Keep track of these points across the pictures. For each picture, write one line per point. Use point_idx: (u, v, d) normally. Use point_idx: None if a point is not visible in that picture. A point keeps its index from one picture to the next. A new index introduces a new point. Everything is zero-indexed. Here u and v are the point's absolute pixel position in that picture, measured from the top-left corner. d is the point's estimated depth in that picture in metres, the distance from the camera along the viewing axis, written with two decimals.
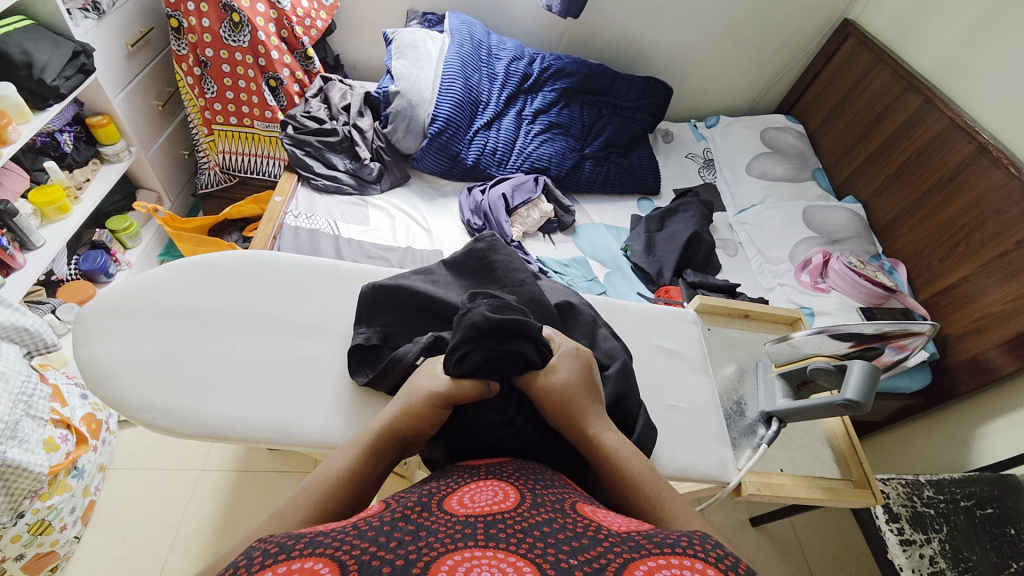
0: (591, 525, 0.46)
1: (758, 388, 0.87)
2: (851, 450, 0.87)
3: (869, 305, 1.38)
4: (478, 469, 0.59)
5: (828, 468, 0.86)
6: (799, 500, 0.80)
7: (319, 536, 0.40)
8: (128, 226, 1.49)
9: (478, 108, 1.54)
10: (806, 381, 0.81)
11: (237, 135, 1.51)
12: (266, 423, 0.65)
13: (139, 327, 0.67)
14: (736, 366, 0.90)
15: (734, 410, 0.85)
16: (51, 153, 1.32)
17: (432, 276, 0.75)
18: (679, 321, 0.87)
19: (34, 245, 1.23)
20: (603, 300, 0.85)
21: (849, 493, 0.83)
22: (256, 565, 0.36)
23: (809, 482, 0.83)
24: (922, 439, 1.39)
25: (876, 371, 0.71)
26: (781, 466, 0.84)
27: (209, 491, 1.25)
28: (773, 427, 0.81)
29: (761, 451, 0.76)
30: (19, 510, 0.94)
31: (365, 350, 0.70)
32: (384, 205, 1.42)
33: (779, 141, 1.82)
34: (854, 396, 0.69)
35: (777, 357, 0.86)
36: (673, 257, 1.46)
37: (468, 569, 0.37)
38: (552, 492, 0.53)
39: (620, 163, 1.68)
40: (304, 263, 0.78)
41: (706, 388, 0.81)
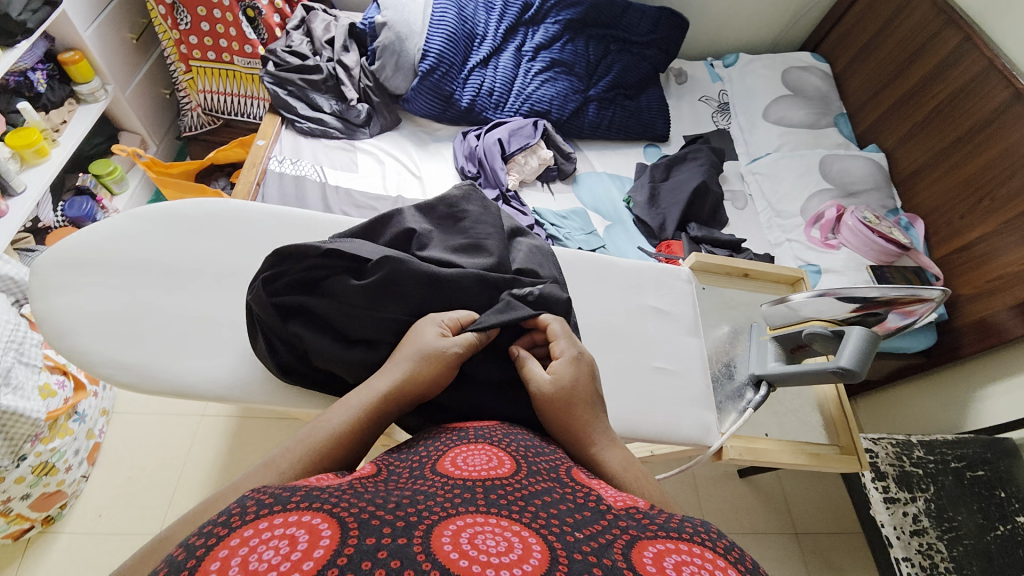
0: (590, 495, 0.45)
1: (751, 351, 0.82)
2: (841, 416, 0.85)
3: (880, 263, 1.31)
4: (466, 432, 0.56)
5: (815, 432, 0.85)
6: (782, 465, 0.80)
7: (315, 491, 0.38)
8: (113, 171, 1.43)
9: (474, 43, 1.42)
10: (800, 346, 0.76)
11: (216, 72, 1.42)
12: (231, 382, 0.62)
13: (100, 280, 0.64)
14: (730, 328, 0.85)
15: (722, 372, 0.81)
16: (25, 93, 1.23)
17: (393, 216, 0.63)
18: (670, 278, 0.78)
19: (15, 191, 1.16)
20: (588, 257, 0.75)
21: (834, 458, 0.81)
22: (249, 515, 0.34)
23: (795, 447, 0.81)
24: (919, 401, 1.38)
25: (876, 338, 0.65)
26: (766, 431, 0.83)
27: (211, 435, 1.29)
28: (762, 391, 0.76)
29: (746, 416, 0.71)
30: (20, 453, 0.95)
31: (298, 284, 0.57)
32: (374, 150, 1.35)
33: (802, 83, 1.67)
34: (848, 364, 0.64)
35: (772, 320, 0.80)
36: (678, 208, 1.40)
37: (471, 535, 0.36)
38: (546, 459, 0.52)
39: (628, 107, 1.57)
40: (264, 213, 0.71)
41: (695, 351, 0.74)
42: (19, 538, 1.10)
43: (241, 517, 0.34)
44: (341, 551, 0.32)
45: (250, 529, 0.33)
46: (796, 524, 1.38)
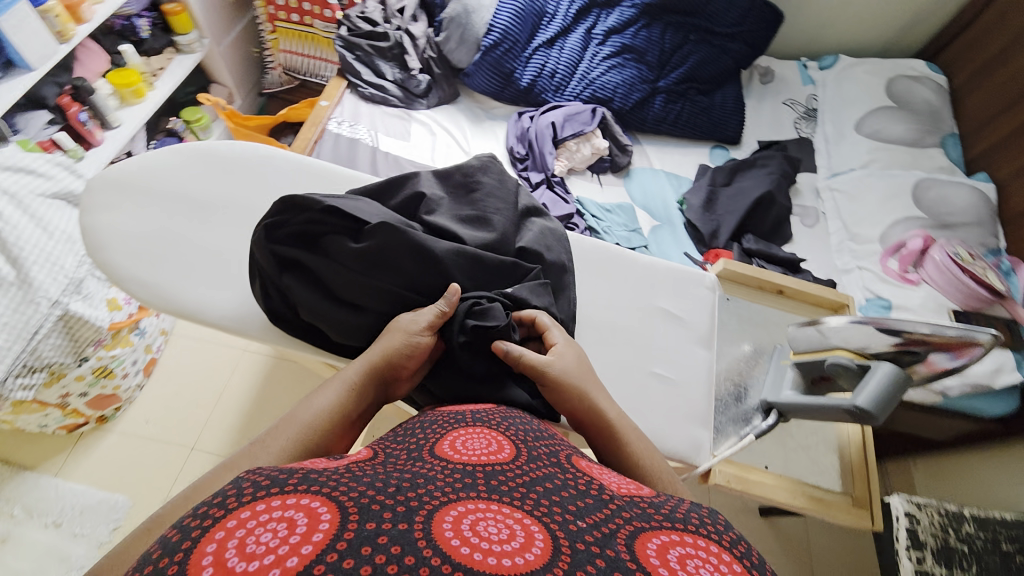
0: (591, 485, 0.44)
1: (767, 375, 0.73)
2: (861, 465, 0.76)
3: (965, 307, 1.13)
4: (462, 415, 0.53)
5: (826, 476, 0.76)
6: (776, 503, 0.73)
7: (313, 473, 0.37)
8: (200, 118, 1.56)
9: (543, 22, 1.39)
10: (824, 377, 0.65)
11: (298, 33, 1.51)
12: (230, 312, 0.63)
13: (136, 204, 0.67)
14: (751, 346, 0.77)
15: (728, 394, 0.72)
16: (129, 37, 1.39)
17: (409, 179, 0.63)
18: (691, 281, 0.72)
19: (111, 125, 1.30)
20: (608, 248, 0.71)
21: (842, 509, 0.73)
22: (246, 497, 0.33)
23: (795, 487, 0.74)
24: (986, 469, 1.19)
25: (904, 381, 0.55)
26: (766, 464, 0.76)
27: (247, 370, 1.39)
28: (770, 420, 0.66)
29: (744, 442, 0.63)
30: (82, 354, 1.07)
31: (300, 234, 0.56)
32: (428, 121, 1.36)
33: (909, 94, 1.47)
34: (867, 403, 0.54)
35: (796, 343, 0.69)
36: (734, 217, 1.30)
37: (473, 523, 0.35)
38: (546, 445, 0.51)
39: (699, 102, 1.47)
40: (294, 163, 0.72)
41: (704, 364, 0.68)
42: (76, 429, 1.25)
43: (236, 500, 0.33)
44: (341, 536, 0.30)
45: (247, 511, 0.32)
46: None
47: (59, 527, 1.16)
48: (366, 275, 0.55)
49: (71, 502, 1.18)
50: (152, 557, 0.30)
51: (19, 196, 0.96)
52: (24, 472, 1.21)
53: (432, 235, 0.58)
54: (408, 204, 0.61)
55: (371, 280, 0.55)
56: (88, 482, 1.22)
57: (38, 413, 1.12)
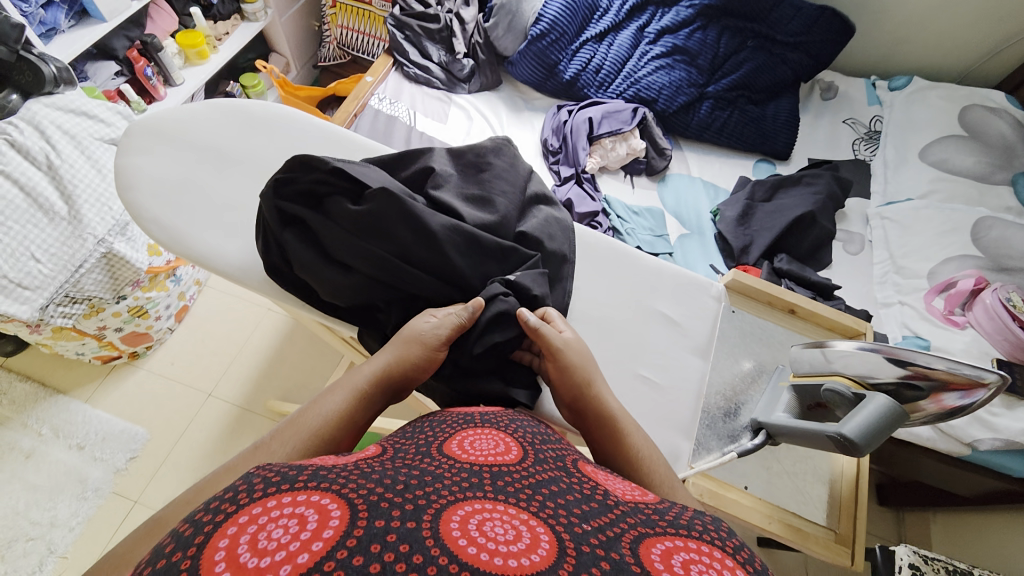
0: (596, 489, 0.45)
1: (764, 395, 0.70)
2: (851, 501, 0.72)
3: (1012, 359, 1.02)
4: (471, 416, 0.55)
5: (812, 508, 0.72)
6: (749, 526, 0.70)
7: (323, 470, 0.38)
8: (256, 85, 1.64)
9: (594, 16, 1.37)
10: (820, 404, 0.63)
11: (356, 10, 1.55)
12: (239, 263, 0.63)
13: (160, 147, 0.67)
14: (753, 364, 0.72)
15: (721, 410, 0.68)
16: (200, 1, 1.46)
17: (423, 154, 0.64)
18: (695, 289, 0.70)
19: (174, 82, 1.39)
20: (614, 244, 0.70)
21: (821, 543, 0.69)
22: (258, 492, 0.34)
23: (771, 511, 0.71)
24: (1012, 536, 1.07)
25: (901, 415, 0.53)
26: (746, 484, 0.73)
27: (270, 328, 1.46)
28: (757, 440, 0.64)
29: (725, 458, 0.61)
30: (121, 293, 1.15)
31: (307, 190, 0.58)
32: (467, 106, 1.37)
33: (983, 125, 1.35)
34: (853, 433, 0.52)
35: (797, 366, 0.67)
36: (770, 234, 1.24)
37: (479, 522, 0.35)
38: (552, 449, 0.51)
39: (749, 112, 1.41)
40: (321, 129, 0.71)
41: (696, 373, 0.66)
42: (110, 361, 1.35)
43: (247, 495, 0.34)
44: (351, 532, 0.31)
45: (259, 507, 0.33)
46: None
47: (81, 450, 1.26)
48: (361, 239, 0.56)
49: (96, 428, 1.28)
50: (167, 548, 0.32)
51: (80, 138, 1.04)
52: (59, 394, 1.31)
53: (435, 210, 0.59)
54: (417, 177, 0.62)
55: (365, 244, 0.56)
56: (114, 412, 1.32)
57: (76, 342, 1.21)
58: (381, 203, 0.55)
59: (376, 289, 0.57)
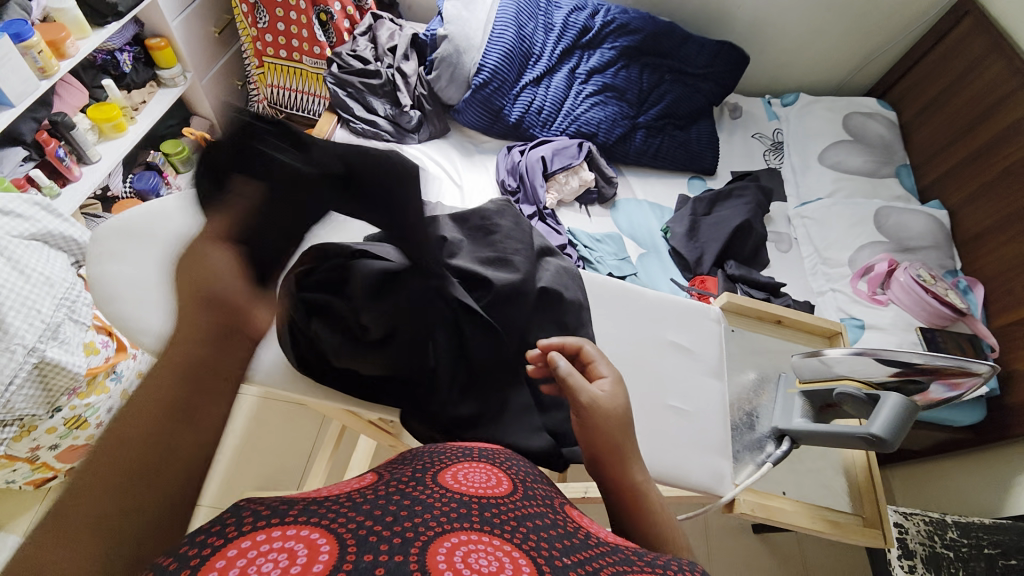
0: (578, 529, 0.44)
1: (775, 404, 0.77)
2: (869, 485, 0.80)
3: (930, 325, 1.23)
4: (470, 451, 0.54)
5: (839, 499, 0.80)
6: (796, 528, 0.76)
7: (313, 506, 0.38)
8: (180, 151, 1.55)
9: (529, 62, 1.45)
10: (830, 405, 0.70)
11: (286, 69, 1.51)
12: (247, 363, 0.64)
13: (133, 253, 0.65)
14: (757, 375, 0.78)
15: (743, 422, 0.74)
16: (111, 72, 1.36)
17: (428, 223, 0.66)
18: (696, 315, 0.78)
19: (90, 159, 1.27)
20: (619, 283, 0.76)
21: (857, 530, 0.77)
22: (246, 525, 0.34)
23: (812, 511, 0.78)
24: (960, 477, 1.24)
25: (915, 408, 0.60)
26: (785, 490, 0.80)
27: (233, 411, 1.34)
28: (784, 446, 0.70)
29: (763, 470, 0.67)
30: (55, 404, 1.01)
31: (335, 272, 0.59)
32: (420, 156, 1.38)
33: (863, 129, 1.61)
34: (882, 432, 0.59)
35: (801, 373, 0.74)
36: (716, 245, 1.37)
37: (465, 555, 0.35)
38: (541, 486, 0.51)
39: (677, 137, 1.56)
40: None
41: (716, 394, 0.73)
42: (44, 485, 1.17)
43: (237, 528, 0.33)
44: (340, 565, 0.31)
45: (249, 540, 0.32)
46: None
47: None
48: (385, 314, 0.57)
49: None
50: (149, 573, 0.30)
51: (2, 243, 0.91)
52: None
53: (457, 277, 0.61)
54: (429, 246, 0.63)
55: (379, 304, 0.56)
56: None
57: (5, 469, 1.04)
58: (394, 268, 0.56)
59: (400, 351, 0.59)
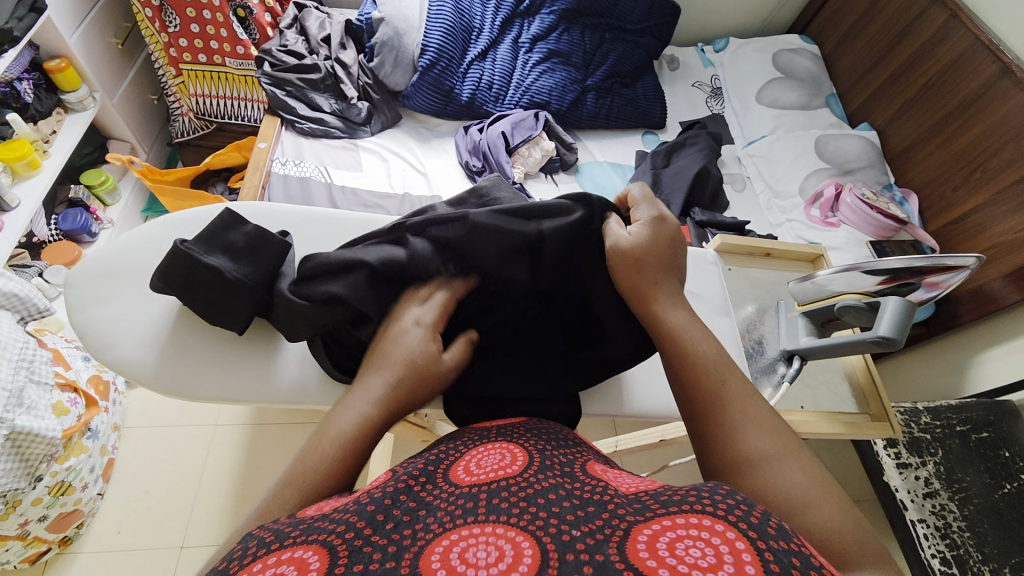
0: (601, 486, 0.39)
1: (779, 327, 0.89)
2: (870, 386, 0.92)
3: (879, 238, 1.36)
4: (488, 431, 0.52)
5: (845, 403, 0.91)
6: (820, 434, 0.87)
7: (319, 521, 0.36)
8: (105, 180, 1.40)
9: (471, 36, 1.42)
10: (832, 319, 0.81)
11: (209, 75, 1.38)
12: (260, 387, 0.64)
13: (128, 292, 0.65)
14: (756, 305, 0.92)
15: (755, 348, 0.88)
16: (11, 105, 1.18)
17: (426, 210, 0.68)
18: (697, 260, 0.82)
19: (8, 206, 1.14)
20: None
21: (867, 426, 0.88)
22: (246, 557, 0.32)
23: (830, 417, 0.88)
24: (919, 367, 1.40)
25: (912, 306, 0.68)
26: (801, 404, 0.89)
27: (227, 443, 1.28)
28: (795, 365, 0.83)
29: (783, 391, 0.78)
30: (36, 474, 0.93)
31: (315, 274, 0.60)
32: (376, 148, 1.34)
33: (792, 64, 1.70)
34: (888, 333, 0.68)
35: (800, 296, 0.85)
36: (680, 195, 1.41)
37: (462, 551, 0.32)
38: (564, 450, 0.47)
39: (625, 94, 1.58)
40: (313, 216, 0.76)
41: (729, 329, 0.78)
42: (37, 560, 1.08)
43: (240, 559, 0.32)
44: None
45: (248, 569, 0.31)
46: None
47: None
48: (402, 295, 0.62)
49: None
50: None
51: None
52: None
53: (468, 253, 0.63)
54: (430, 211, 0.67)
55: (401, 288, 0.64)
56: None
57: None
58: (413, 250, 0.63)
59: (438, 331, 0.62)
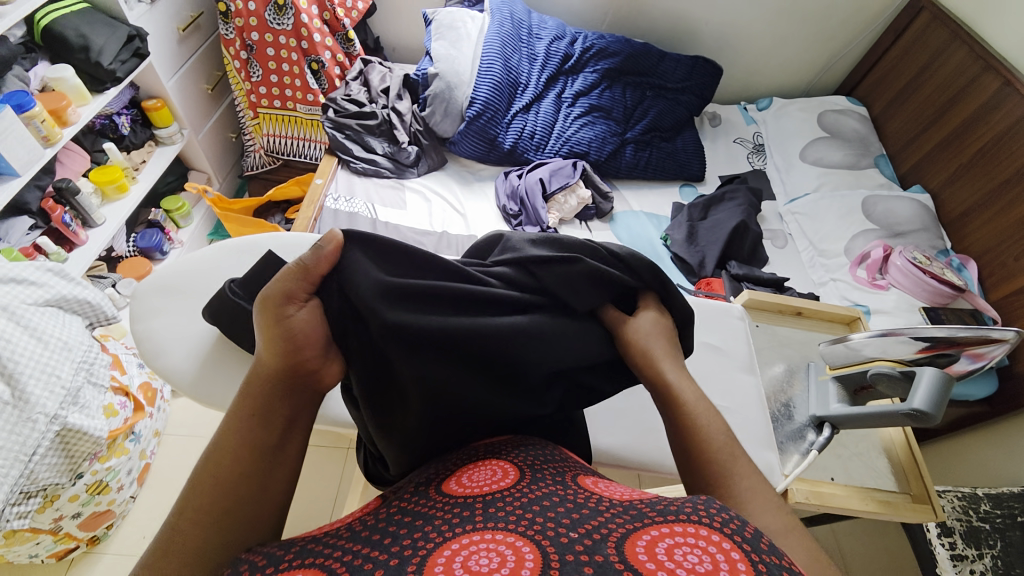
0: (593, 497, 0.41)
1: (809, 391, 0.86)
2: (911, 462, 0.85)
3: (934, 304, 1.28)
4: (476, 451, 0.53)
5: (883, 479, 0.84)
6: (851, 512, 0.78)
7: (311, 544, 0.37)
8: (181, 206, 1.56)
9: (517, 91, 1.51)
10: (864, 387, 0.78)
11: (280, 118, 1.54)
12: None
13: (182, 307, 0.73)
14: (786, 366, 0.89)
15: (781, 412, 0.84)
16: (109, 135, 1.37)
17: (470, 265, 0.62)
18: (723, 315, 0.82)
19: (95, 222, 1.29)
20: None
21: (907, 507, 0.80)
22: None
23: (862, 493, 0.80)
24: (982, 450, 1.26)
25: (949, 378, 0.66)
26: (831, 476, 0.83)
27: None
28: (825, 433, 0.80)
29: (810, 458, 0.74)
30: (78, 471, 1.00)
31: None
32: (421, 189, 1.42)
33: (839, 125, 1.69)
34: (923, 406, 0.65)
35: (832, 359, 0.83)
36: (716, 247, 1.40)
37: (465, 558, 0.33)
38: (552, 464, 0.47)
39: (664, 148, 1.61)
40: None
41: (753, 388, 0.76)
42: (66, 556, 1.13)
43: None
44: None
45: None
46: None
47: None
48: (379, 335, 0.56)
49: None
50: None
51: (17, 311, 0.89)
52: None
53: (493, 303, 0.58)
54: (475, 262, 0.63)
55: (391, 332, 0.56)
56: None
57: (30, 543, 1.01)
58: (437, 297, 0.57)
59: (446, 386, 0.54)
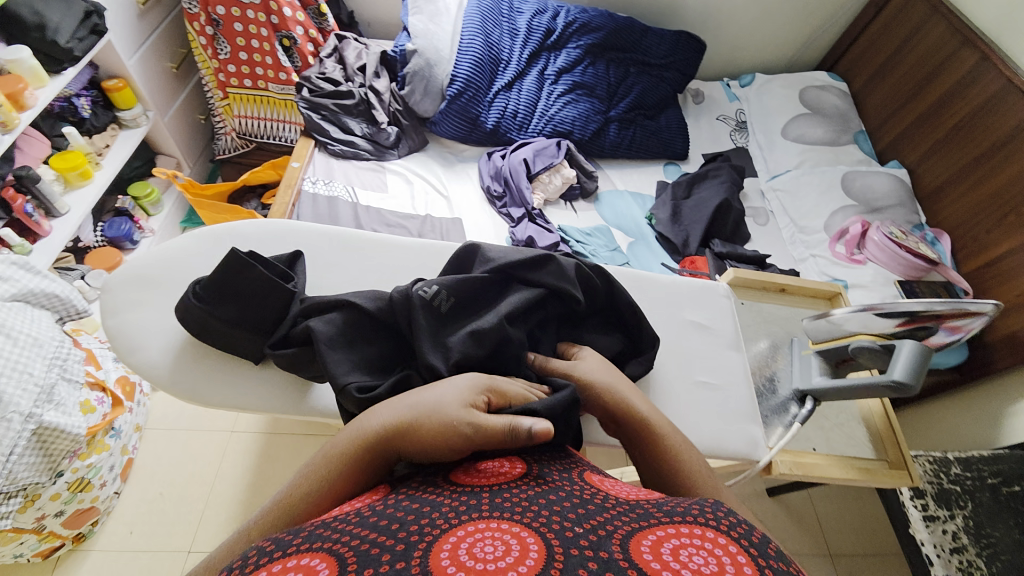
0: (600, 495, 0.41)
1: (793, 365, 0.88)
2: (888, 430, 0.88)
3: (908, 277, 1.32)
4: None
5: (861, 448, 0.87)
6: (832, 480, 0.81)
7: (319, 530, 0.35)
8: (150, 192, 1.49)
9: (499, 68, 1.47)
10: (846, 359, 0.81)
11: (251, 98, 1.47)
12: (271, 396, 0.68)
13: (156, 299, 0.70)
14: (769, 342, 0.91)
15: (766, 387, 0.86)
16: (69, 118, 1.30)
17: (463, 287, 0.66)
18: (710, 293, 0.83)
19: (59, 212, 1.23)
20: (632, 273, 0.81)
21: (884, 473, 0.84)
22: (250, 566, 0.32)
23: (843, 462, 0.84)
24: (951, 416, 1.32)
25: (927, 350, 0.68)
26: (813, 446, 0.86)
27: (240, 451, 1.31)
28: (807, 406, 0.82)
29: (793, 430, 0.76)
30: (58, 469, 0.97)
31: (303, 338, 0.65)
32: (403, 171, 1.39)
33: (820, 101, 1.70)
34: (902, 377, 0.68)
35: (816, 334, 0.85)
36: (700, 226, 1.41)
37: (470, 546, 0.32)
38: (559, 463, 0.49)
39: (648, 126, 1.60)
40: (334, 234, 0.80)
41: (739, 365, 0.78)
42: (50, 555, 1.11)
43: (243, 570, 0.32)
44: None
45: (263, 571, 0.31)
46: (829, 548, 1.33)
47: None
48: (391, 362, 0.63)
49: None
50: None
51: None
52: None
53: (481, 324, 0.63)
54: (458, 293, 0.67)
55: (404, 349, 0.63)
56: None
57: (12, 543, 1.00)
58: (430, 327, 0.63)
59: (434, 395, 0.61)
